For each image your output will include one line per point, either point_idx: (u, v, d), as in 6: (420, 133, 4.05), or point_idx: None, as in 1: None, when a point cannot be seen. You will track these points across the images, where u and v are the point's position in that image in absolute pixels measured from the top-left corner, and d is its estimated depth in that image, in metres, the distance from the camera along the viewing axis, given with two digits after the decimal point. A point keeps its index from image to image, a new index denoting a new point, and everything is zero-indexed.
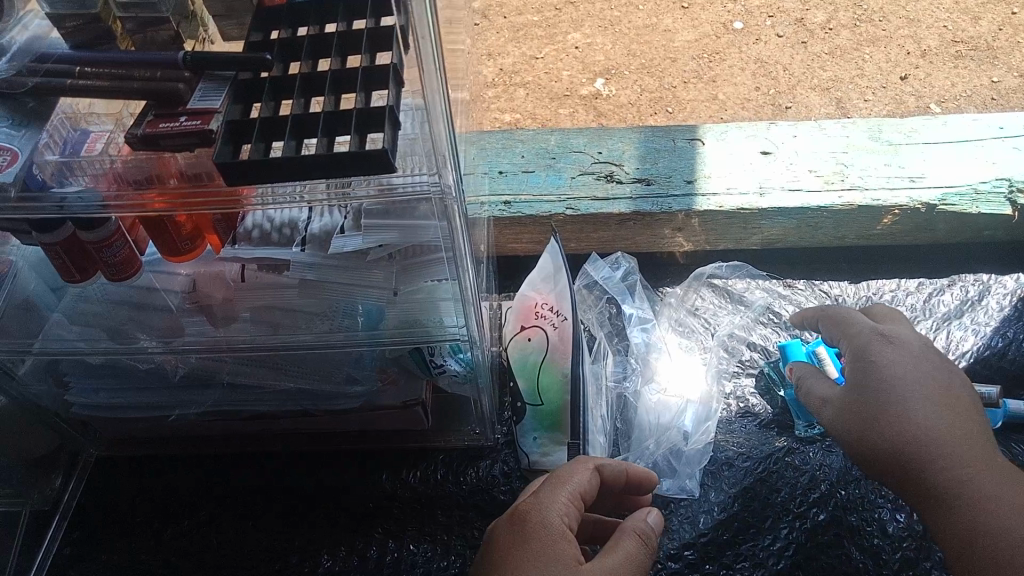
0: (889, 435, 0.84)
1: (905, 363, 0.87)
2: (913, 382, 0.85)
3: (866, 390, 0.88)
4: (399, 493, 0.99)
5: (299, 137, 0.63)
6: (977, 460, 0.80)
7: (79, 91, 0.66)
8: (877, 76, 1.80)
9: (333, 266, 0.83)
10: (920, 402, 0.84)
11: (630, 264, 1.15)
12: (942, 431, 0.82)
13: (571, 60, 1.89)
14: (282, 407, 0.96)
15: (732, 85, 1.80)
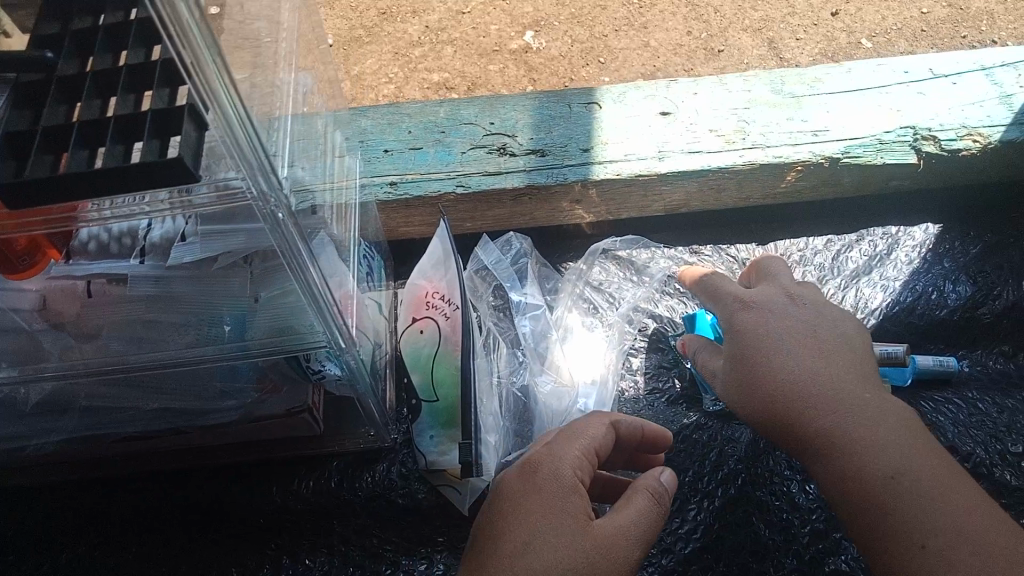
0: (763, 393, 0.79)
1: (774, 316, 0.82)
2: (782, 333, 0.80)
3: (737, 349, 0.82)
4: (291, 505, 0.97)
5: (91, 146, 0.55)
6: (853, 406, 0.75)
7: None
8: (808, 12, 1.74)
9: (182, 277, 0.76)
10: (790, 354, 0.79)
11: (524, 245, 1.10)
12: (816, 380, 0.77)
13: (498, 13, 1.77)
14: (152, 426, 0.90)
15: (664, 31, 1.73)
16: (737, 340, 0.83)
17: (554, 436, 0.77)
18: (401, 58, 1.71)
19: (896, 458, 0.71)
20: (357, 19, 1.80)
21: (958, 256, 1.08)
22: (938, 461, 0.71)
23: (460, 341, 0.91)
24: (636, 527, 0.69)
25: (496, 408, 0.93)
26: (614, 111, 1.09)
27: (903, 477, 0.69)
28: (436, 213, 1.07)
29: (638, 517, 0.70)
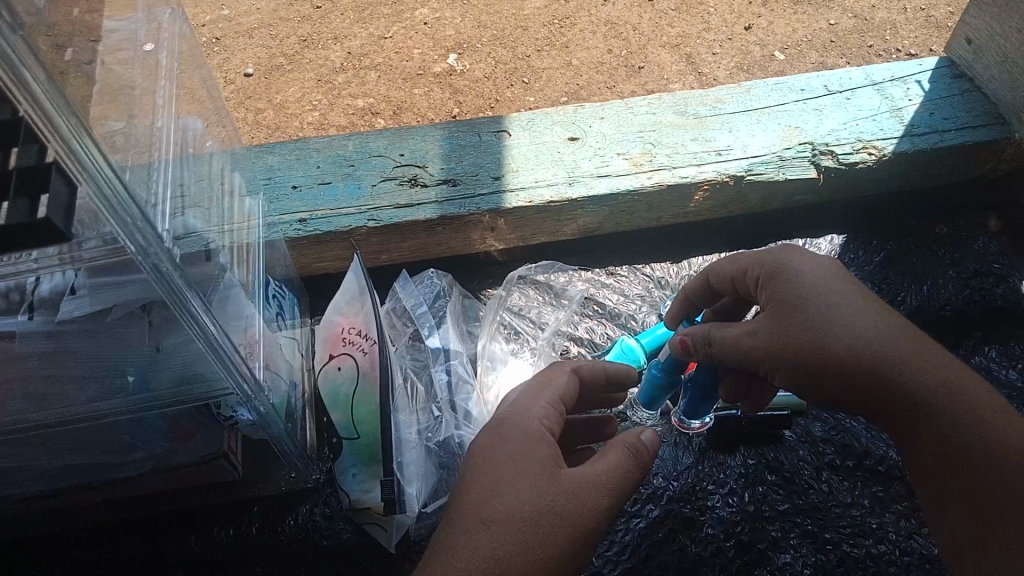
0: (829, 351, 0.70)
1: (816, 269, 0.75)
2: (840, 283, 0.73)
3: (786, 306, 0.73)
4: (210, 555, 0.92)
5: None
6: (930, 358, 0.70)
7: None
8: (722, 28, 1.79)
9: (75, 330, 0.73)
10: (852, 306, 0.72)
11: (443, 283, 1.07)
12: (887, 333, 0.71)
13: (421, 37, 1.78)
14: (54, 483, 0.86)
15: (584, 50, 1.75)
16: (786, 296, 0.74)
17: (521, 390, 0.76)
18: (324, 84, 1.69)
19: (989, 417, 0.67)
20: (277, 46, 1.79)
21: (862, 265, 1.12)
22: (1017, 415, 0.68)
23: (379, 380, 0.89)
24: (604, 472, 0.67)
25: (414, 453, 0.91)
26: (523, 139, 1.10)
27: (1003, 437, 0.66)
28: (350, 249, 1.07)
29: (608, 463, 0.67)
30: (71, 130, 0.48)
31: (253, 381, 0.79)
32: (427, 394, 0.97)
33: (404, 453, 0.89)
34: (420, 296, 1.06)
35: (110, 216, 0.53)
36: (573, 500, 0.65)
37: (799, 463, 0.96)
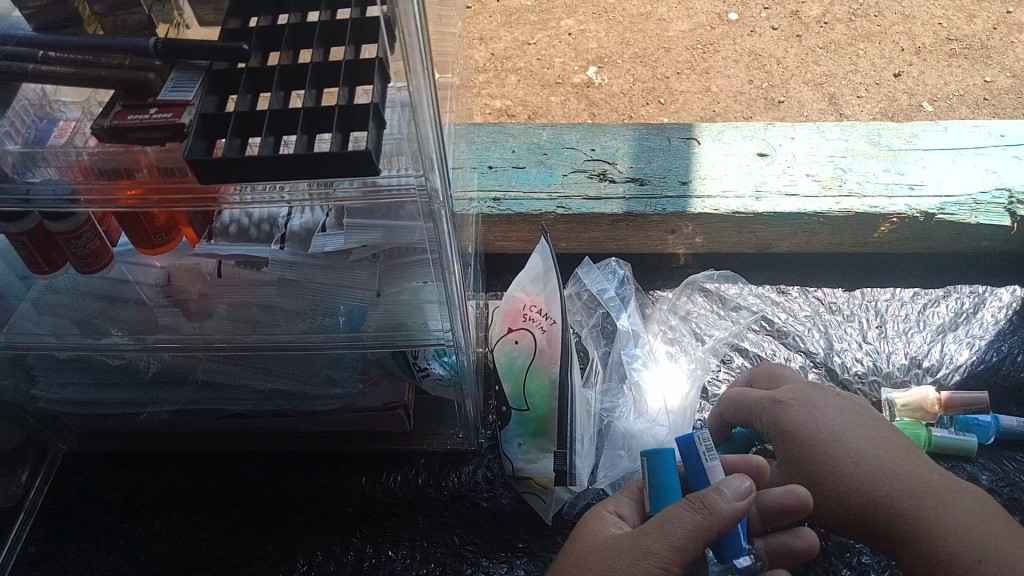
0: (842, 502, 0.77)
1: (820, 411, 0.82)
2: (835, 427, 0.80)
3: (795, 451, 0.81)
4: (378, 497, 0.98)
5: (277, 133, 0.59)
6: (926, 490, 0.75)
7: (41, 77, 0.60)
8: (871, 72, 1.72)
9: (313, 265, 0.79)
10: (859, 450, 0.78)
11: (626, 270, 1.11)
12: (883, 458, 0.77)
13: (564, 47, 1.82)
14: (259, 407, 0.92)
15: (726, 77, 1.73)
16: (789, 441, 0.81)
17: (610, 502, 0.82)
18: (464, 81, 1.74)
19: (984, 543, 0.70)
20: None
21: None
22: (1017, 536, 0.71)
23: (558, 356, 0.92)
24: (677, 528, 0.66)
25: (594, 416, 0.97)
26: (712, 149, 1.12)
27: (988, 561, 0.69)
28: (535, 233, 1.11)
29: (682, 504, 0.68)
30: (422, 68, 0.57)
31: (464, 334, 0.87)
32: (612, 374, 1.02)
33: (587, 417, 0.94)
34: (604, 281, 1.10)
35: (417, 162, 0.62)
36: (640, 557, 0.67)
37: None
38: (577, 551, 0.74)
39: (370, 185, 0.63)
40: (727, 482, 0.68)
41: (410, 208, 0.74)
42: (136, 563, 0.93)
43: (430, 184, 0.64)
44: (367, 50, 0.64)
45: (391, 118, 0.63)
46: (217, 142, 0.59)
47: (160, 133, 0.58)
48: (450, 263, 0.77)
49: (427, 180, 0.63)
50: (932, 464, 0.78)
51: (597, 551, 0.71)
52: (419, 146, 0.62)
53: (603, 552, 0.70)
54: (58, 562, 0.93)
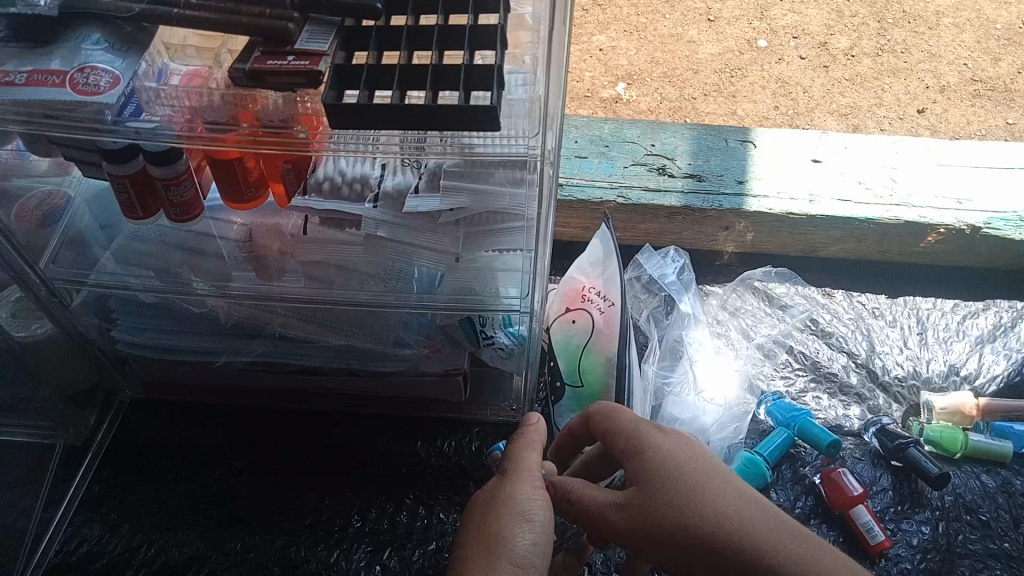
0: (682, 535, 0.67)
1: (653, 443, 0.73)
2: (684, 459, 0.71)
3: (656, 481, 0.70)
4: (432, 459, 1.01)
5: (404, 89, 0.63)
6: (791, 535, 0.67)
7: (185, 22, 0.64)
8: (894, 107, 1.72)
9: (405, 226, 0.82)
10: (681, 481, 0.69)
11: (685, 257, 1.14)
12: (700, 497, 0.68)
13: (594, 62, 1.81)
14: (329, 364, 0.96)
15: (751, 103, 1.72)
16: (660, 475, 0.70)
17: None
18: None
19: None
20: None
21: None
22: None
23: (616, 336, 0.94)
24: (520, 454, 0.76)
25: (653, 389, 0.99)
26: (767, 153, 1.17)
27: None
28: (593, 221, 1.15)
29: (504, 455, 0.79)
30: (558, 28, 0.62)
31: (538, 301, 0.91)
32: (671, 353, 1.03)
33: (647, 391, 0.97)
34: (665, 265, 1.13)
35: (536, 123, 0.66)
36: (518, 477, 0.72)
37: (997, 510, 0.96)
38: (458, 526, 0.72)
39: (466, 145, 0.67)
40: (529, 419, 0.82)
41: (501, 175, 0.79)
42: (195, 508, 0.94)
43: (542, 150, 0.67)
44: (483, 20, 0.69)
45: (511, 85, 0.68)
46: (346, 94, 0.63)
47: (296, 79, 0.62)
48: (545, 234, 0.83)
49: (540, 144, 0.67)
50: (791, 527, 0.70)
51: (470, 510, 0.72)
52: (538, 109, 0.66)
53: (478, 504, 0.72)
54: (122, 501, 0.95)
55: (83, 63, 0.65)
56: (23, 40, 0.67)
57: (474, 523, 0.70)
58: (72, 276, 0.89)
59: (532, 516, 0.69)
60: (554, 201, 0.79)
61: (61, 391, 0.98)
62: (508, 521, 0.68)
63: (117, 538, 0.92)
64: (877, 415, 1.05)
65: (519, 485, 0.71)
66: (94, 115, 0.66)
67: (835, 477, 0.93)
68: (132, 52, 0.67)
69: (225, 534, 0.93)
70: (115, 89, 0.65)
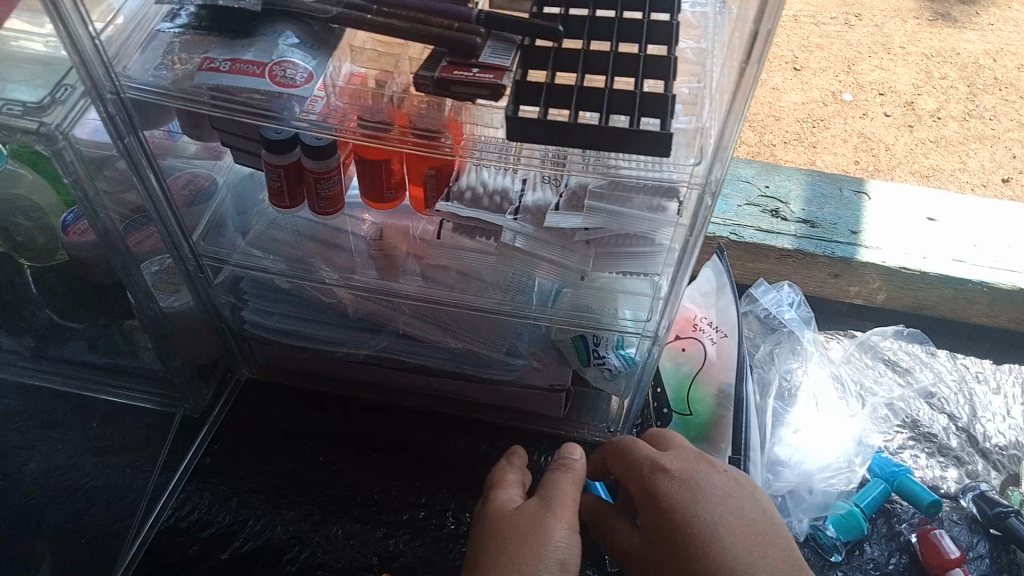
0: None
1: (688, 489, 0.79)
2: (710, 511, 0.77)
3: (681, 530, 0.76)
4: (528, 472, 1.02)
5: (582, 108, 0.66)
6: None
7: (379, 28, 0.68)
8: (979, 173, 1.67)
9: (544, 240, 0.85)
10: (702, 532, 0.75)
11: (801, 294, 1.14)
12: (727, 547, 0.75)
13: None
14: (442, 365, 0.99)
15: (830, 154, 1.69)
16: (683, 522, 0.76)
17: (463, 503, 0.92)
18: None
19: None
20: None
21: None
22: None
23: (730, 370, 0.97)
24: (555, 487, 0.82)
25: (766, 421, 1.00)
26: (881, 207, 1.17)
27: None
28: (700, 256, 1.17)
29: (514, 478, 0.88)
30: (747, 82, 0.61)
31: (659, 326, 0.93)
32: (783, 390, 1.05)
33: (760, 420, 0.98)
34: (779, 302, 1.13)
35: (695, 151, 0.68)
36: (547, 525, 0.77)
37: None
38: (478, 538, 0.80)
39: (610, 168, 0.71)
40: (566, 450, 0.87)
41: (640, 201, 0.81)
42: (300, 490, 0.98)
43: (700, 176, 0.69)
44: (652, 51, 0.72)
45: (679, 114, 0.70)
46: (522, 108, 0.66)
47: (479, 90, 0.66)
48: (681, 267, 0.86)
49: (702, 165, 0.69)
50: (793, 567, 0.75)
51: (495, 528, 0.79)
52: (703, 140, 0.69)
53: (505, 524, 0.79)
54: (230, 474, 0.99)
55: (283, 57, 0.70)
56: (223, 29, 0.72)
57: (500, 543, 0.76)
58: (215, 255, 0.95)
59: (567, 563, 0.75)
60: (703, 241, 0.81)
61: (189, 363, 1.04)
62: (545, 565, 0.74)
63: (225, 509, 0.96)
64: (977, 481, 1.03)
65: (562, 521, 0.78)
66: (281, 108, 0.70)
67: (933, 536, 0.92)
68: (320, 51, 0.71)
69: (327, 518, 0.96)
70: (308, 84, 0.69)
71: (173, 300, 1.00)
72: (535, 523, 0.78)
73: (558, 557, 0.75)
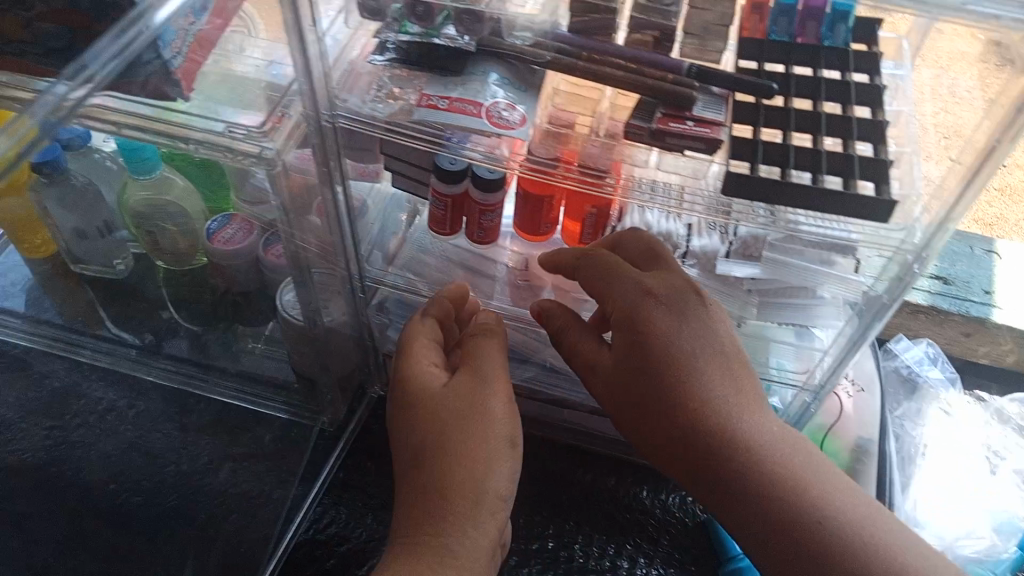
0: (720, 440, 0.70)
1: (688, 326, 0.72)
2: (702, 354, 0.72)
3: (680, 367, 0.71)
4: (655, 511, 1.01)
5: (801, 167, 0.66)
6: (810, 458, 0.72)
7: (593, 75, 0.69)
8: None
9: (711, 287, 0.86)
10: (721, 377, 0.71)
11: (941, 352, 1.13)
12: (732, 397, 0.71)
13: None
14: (580, 399, 1.00)
15: None
16: (679, 357, 0.71)
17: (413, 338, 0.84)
18: None
19: (779, 484, 0.69)
20: None
21: None
22: (802, 459, 0.71)
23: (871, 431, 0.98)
24: (465, 358, 0.81)
25: (911, 481, 0.99)
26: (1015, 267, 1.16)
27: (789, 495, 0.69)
28: None
29: (427, 335, 0.84)
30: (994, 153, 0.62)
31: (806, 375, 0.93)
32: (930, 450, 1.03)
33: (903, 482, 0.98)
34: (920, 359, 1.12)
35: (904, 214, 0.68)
36: (448, 400, 0.76)
37: None
38: (404, 400, 0.78)
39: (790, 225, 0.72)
40: (440, 299, 0.88)
41: (815, 255, 0.81)
42: None
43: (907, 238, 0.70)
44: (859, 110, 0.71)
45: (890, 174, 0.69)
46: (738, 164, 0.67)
47: (694, 143, 0.66)
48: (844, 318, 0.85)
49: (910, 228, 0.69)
50: (753, 387, 0.73)
51: (403, 396, 0.79)
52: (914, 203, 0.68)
53: (418, 398, 0.77)
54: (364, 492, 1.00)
55: (501, 99, 0.71)
56: (432, 64, 0.72)
57: (435, 418, 0.75)
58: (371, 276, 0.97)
59: (517, 439, 0.75)
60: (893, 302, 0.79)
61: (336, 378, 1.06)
62: (495, 446, 0.73)
63: (362, 527, 0.97)
64: None
65: (499, 391, 0.77)
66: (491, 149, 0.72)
67: None
68: (528, 93, 0.72)
69: None
70: (523, 128, 0.69)
71: (337, 315, 1.00)
72: (468, 394, 0.76)
73: (507, 437, 0.75)
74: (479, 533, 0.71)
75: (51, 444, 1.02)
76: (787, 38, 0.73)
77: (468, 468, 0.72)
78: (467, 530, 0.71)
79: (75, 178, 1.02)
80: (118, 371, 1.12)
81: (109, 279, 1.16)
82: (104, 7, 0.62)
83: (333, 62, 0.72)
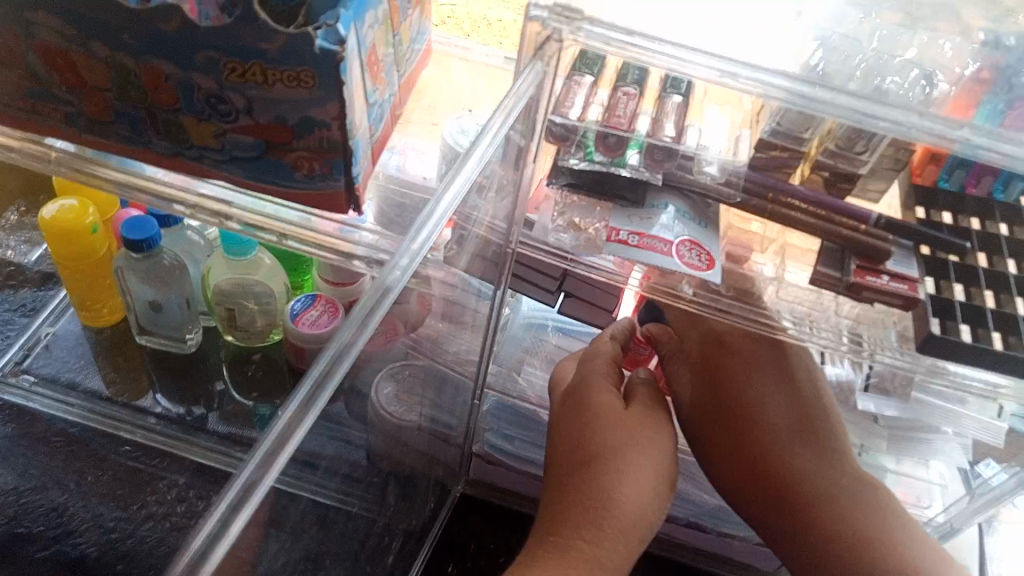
0: (785, 479, 0.77)
1: (761, 376, 0.82)
2: (774, 402, 0.80)
3: (748, 413, 0.80)
4: None
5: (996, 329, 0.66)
6: (882, 508, 0.75)
7: (783, 220, 0.70)
8: None
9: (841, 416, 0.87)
10: (790, 422, 0.79)
11: None
12: (795, 443, 0.79)
13: None
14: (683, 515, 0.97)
15: None
16: (745, 401, 0.81)
17: (591, 354, 0.86)
18: None
19: (845, 527, 0.73)
20: None
21: None
22: (870, 509, 0.75)
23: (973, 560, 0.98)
24: (640, 394, 0.83)
25: None
26: None
27: (858, 542, 0.72)
28: None
29: (611, 354, 0.86)
30: None
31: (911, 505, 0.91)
32: None
33: None
34: None
35: None
36: (621, 423, 0.78)
37: None
38: (570, 411, 0.81)
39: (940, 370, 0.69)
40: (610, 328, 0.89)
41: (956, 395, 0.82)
42: None
43: None
44: None
45: None
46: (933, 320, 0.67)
47: (891, 297, 0.68)
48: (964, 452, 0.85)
49: None
50: (835, 443, 0.79)
51: (581, 401, 0.81)
52: None
53: (603, 416, 0.78)
54: None
55: (689, 236, 0.70)
56: (611, 193, 0.71)
57: (595, 429, 0.77)
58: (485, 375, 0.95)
59: (672, 478, 0.77)
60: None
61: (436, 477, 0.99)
62: (649, 478, 0.74)
63: None
64: None
65: (672, 442, 0.79)
66: (673, 285, 0.73)
67: None
68: (708, 228, 0.72)
69: None
70: (710, 269, 0.70)
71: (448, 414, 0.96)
72: (647, 430, 0.78)
73: (662, 476, 0.75)
74: (618, 545, 0.70)
75: (113, 539, 0.91)
76: (958, 189, 0.74)
77: (625, 479, 0.72)
78: (618, 543, 0.70)
79: (165, 255, 0.96)
80: (176, 455, 1.00)
81: (173, 351, 1.08)
82: (311, 125, 0.58)
83: (521, 185, 0.70)
